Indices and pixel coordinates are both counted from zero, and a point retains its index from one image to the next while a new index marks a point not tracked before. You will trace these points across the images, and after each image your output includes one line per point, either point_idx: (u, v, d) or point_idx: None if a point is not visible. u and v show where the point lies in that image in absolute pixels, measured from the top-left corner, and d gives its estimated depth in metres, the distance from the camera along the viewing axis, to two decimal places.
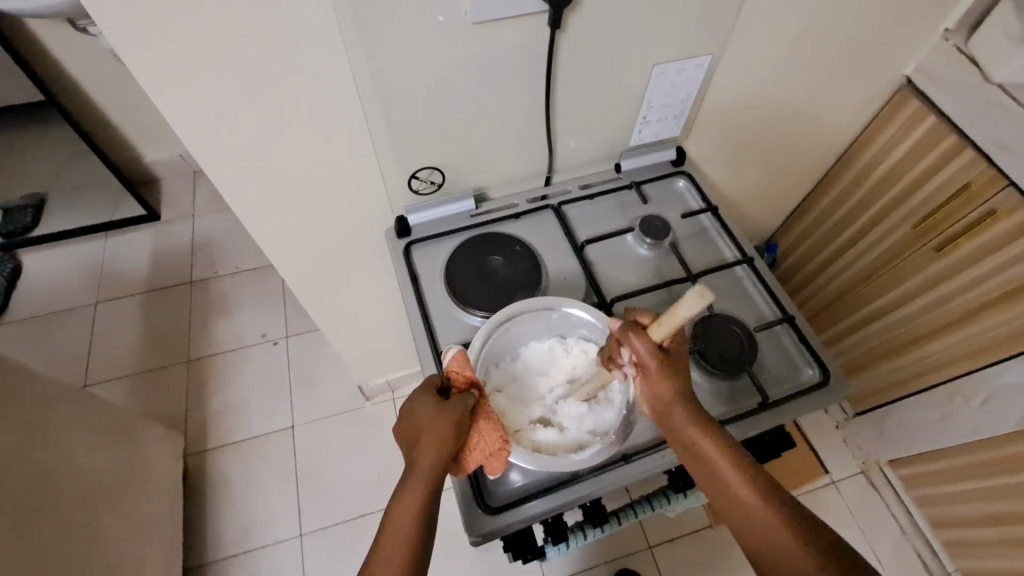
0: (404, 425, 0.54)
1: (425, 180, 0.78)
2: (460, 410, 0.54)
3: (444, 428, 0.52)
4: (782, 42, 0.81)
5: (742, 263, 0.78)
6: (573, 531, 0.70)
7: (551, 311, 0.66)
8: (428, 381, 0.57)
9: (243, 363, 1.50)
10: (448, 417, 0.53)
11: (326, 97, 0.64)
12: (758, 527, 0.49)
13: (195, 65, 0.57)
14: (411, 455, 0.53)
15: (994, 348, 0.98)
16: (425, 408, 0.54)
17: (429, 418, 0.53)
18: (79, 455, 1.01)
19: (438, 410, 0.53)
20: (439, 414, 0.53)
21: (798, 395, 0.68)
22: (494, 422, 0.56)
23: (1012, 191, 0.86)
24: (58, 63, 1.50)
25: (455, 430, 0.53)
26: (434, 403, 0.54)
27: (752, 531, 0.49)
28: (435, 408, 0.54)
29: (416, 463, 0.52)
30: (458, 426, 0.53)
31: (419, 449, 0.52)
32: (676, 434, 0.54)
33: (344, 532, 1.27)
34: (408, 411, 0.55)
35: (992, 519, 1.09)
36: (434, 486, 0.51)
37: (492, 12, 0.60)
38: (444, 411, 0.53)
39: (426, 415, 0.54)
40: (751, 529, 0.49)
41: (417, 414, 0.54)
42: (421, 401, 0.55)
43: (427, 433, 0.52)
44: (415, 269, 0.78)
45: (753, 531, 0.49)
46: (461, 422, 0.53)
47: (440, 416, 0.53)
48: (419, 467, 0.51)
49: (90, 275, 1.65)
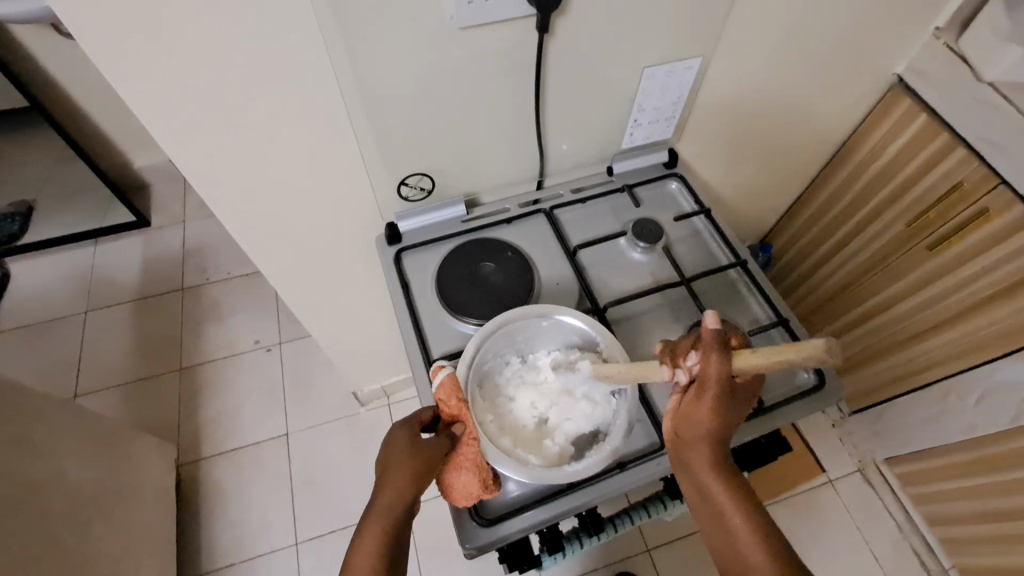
0: (379, 455, 0.55)
1: (413, 186, 0.77)
2: (435, 450, 0.54)
3: (414, 467, 0.52)
4: (773, 42, 0.80)
5: (736, 266, 0.77)
6: (569, 540, 0.70)
7: (542, 318, 0.64)
8: (414, 416, 0.57)
9: (236, 370, 1.48)
10: (420, 455, 0.53)
11: (311, 105, 0.63)
12: (735, 548, 0.48)
13: (175, 73, 0.56)
14: (379, 487, 0.53)
15: (987, 346, 0.98)
16: (400, 445, 0.54)
17: (400, 453, 0.53)
18: (69, 467, 0.99)
19: (412, 449, 0.53)
20: (412, 453, 0.53)
21: (794, 399, 0.67)
22: (469, 467, 0.55)
23: (1004, 189, 0.86)
24: (43, 68, 1.48)
25: (426, 472, 0.53)
26: (409, 441, 0.54)
27: (738, 565, 0.48)
28: (409, 446, 0.54)
29: (381, 497, 0.52)
30: (429, 467, 0.53)
31: (385, 484, 0.52)
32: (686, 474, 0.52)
33: (339, 540, 1.26)
34: (385, 445, 0.55)
35: (988, 516, 1.09)
36: (397, 523, 0.51)
37: (478, 17, 0.59)
38: (418, 448, 0.53)
39: (398, 450, 0.54)
40: (725, 543, 0.49)
41: (391, 447, 0.54)
42: (397, 437, 0.55)
43: (397, 470, 0.52)
44: (407, 277, 0.77)
45: (727, 545, 0.49)
46: (433, 464, 0.53)
47: (412, 453, 0.53)
48: (384, 501, 0.52)
49: (79, 283, 1.63)
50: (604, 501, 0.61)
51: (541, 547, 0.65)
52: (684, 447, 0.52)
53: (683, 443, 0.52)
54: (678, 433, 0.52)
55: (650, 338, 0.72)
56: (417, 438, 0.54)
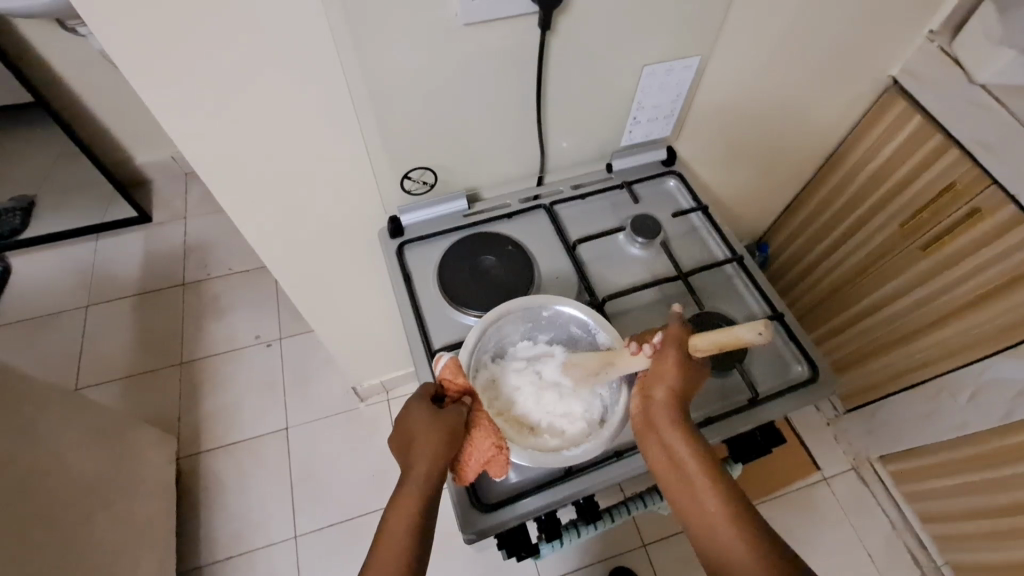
0: (399, 434, 0.55)
1: (416, 180, 0.78)
2: (453, 421, 0.54)
3: (436, 438, 0.53)
4: (771, 42, 0.82)
5: (732, 262, 0.79)
6: (567, 529, 0.71)
7: (543, 308, 0.66)
8: (422, 391, 0.57)
9: (236, 365, 1.49)
10: (442, 427, 0.53)
11: (317, 99, 0.65)
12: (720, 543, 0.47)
13: (185, 64, 0.57)
14: (405, 464, 0.53)
15: (979, 344, 1.00)
16: (419, 419, 0.54)
17: (423, 429, 0.53)
18: (71, 457, 1.00)
19: (431, 421, 0.54)
20: (432, 424, 0.53)
21: (787, 391, 0.69)
22: (486, 431, 0.55)
23: (996, 189, 0.88)
24: (48, 64, 1.49)
25: (449, 441, 0.53)
26: (428, 412, 0.54)
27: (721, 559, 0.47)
28: (428, 418, 0.54)
29: (411, 474, 0.52)
30: (450, 435, 0.53)
31: (413, 461, 0.52)
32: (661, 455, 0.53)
33: (338, 533, 1.27)
34: (402, 422, 0.55)
35: (979, 512, 1.11)
36: (429, 497, 0.52)
37: (482, 14, 0.60)
38: (437, 421, 0.54)
39: (419, 426, 0.54)
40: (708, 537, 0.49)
41: (411, 424, 0.54)
42: (414, 412, 0.55)
43: (422, 443, 0.53)
44: (409, 269, 0.78)
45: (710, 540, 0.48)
46: (454, 432, 0.54)
47: (434, 427, 0.53)
48: (413, 476, 0.52)
49: (81, 277, 1.63)
50: (601, 489, 0.63)
51: (539, 534, 0.66)
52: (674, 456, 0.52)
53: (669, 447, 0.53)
54: (661, 431, 0.53)
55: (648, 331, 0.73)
56: (434, 409, 0.55)
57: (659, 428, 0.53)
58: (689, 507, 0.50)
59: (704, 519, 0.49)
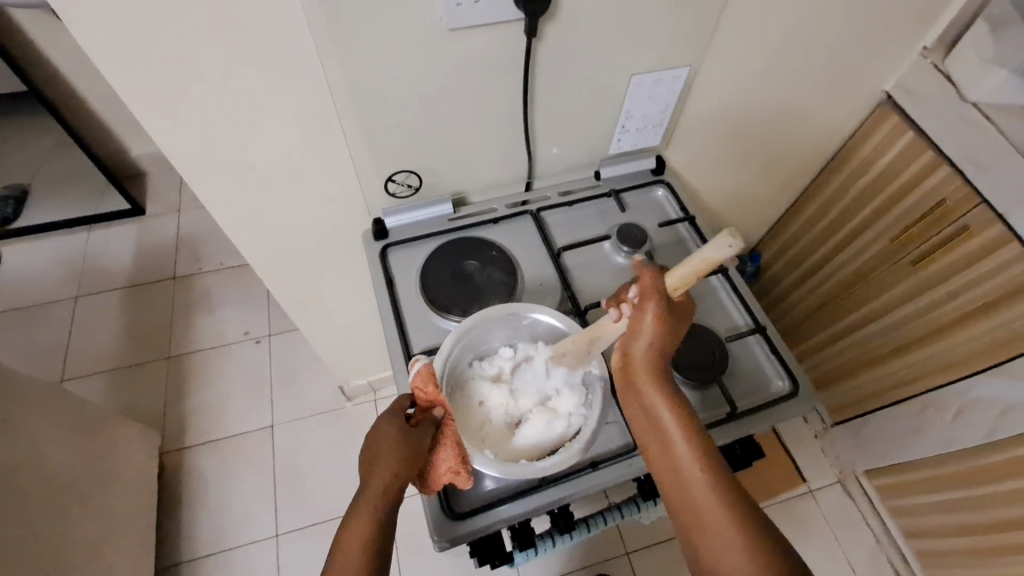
0: (364, 443, 0.55)
1: (401, 183, 0.78)
2: (420, 436, 0.55)
3: (405, 449, 0.54)
4: (762, 54, 0.81)
5: (717, 273, 0.78)
6: (541, 538, 0.70)
7: (522, 316, 0.66)
8: (395, 404, 0.58)
9: (224, 360, 1.49)
10: (410, 440, 0.54)
11: (301, 100, 0.64)
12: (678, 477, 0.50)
13: (165, 63, 0.57)
14: (367, 474, 0.53)
15: (964, 363, 1.00)
16: (388, 430, 0.55)
17: (389, 442, 0.54)
18: (51, 451, 0.99)
19: (400, 434, 0.55)
20: (401, 437, 0.55)
21: (767, 405, 0.68)
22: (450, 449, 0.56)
23: (984, 208, 0.88)
24: (43, 54, 1.49)
25: (416, 454, 0.54)
26: (398, 425, 0.55)
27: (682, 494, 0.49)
28: (397, 431, 0.55)
29: (372, 483, 0.52)
30: (418, 449, 0.54)
31: (376, 470, 0.53)
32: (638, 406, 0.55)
33: (320, 533, 1.26)
34: (371, 431, 0.56)
35: (962, 529, 1.11)
36: (389, 507, 0.52)
37: (467, 19, 0.60)
38: (406, 435, 0.55)
39: (387, 439, 0.54)
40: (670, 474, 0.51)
41: (379, 433, 0.55)
42: (384, 423, 0.56)
43: (390, 451, 0.54)
44: (391, 272, 0.77)
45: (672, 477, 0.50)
46: (421, 446, 0.55)
47: (401, 441, 0.54)
48: (374, 486, 0.52)
49: (71, 268, 1.63)
50: (577, 499, 0.62)
51: (512, 543, 0.65)
52: (653, 413, 0.53)
53: (650, 403, 0.54)
54: (642, 384, 0.55)
55: None
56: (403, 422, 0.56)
57: (641, 387, 0.55)
58: (658, 449, 0.52)
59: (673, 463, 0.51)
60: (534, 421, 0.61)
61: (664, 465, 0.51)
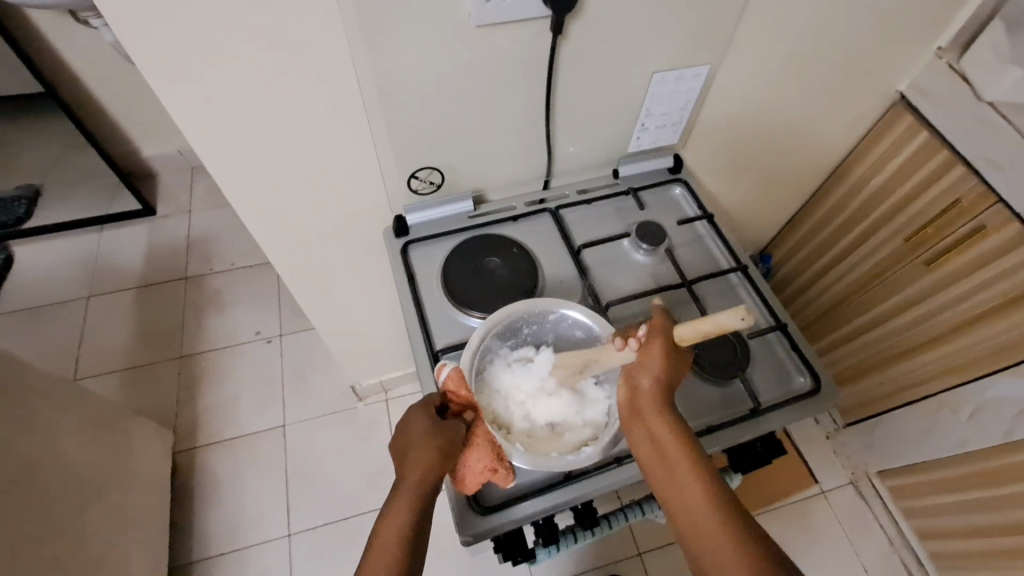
0: (397, 440, 0.55)
1: (424, 180, 0.78)
2: (454, 433, 0.55)
3: (438, 448, 0.53)
4: (781, 54, 0.82)
5: (737, 271, 0.79)
6: (564, 534, 0.70)
7: (549, 312, 0.66)
8: (426, 400, 0.58)
9: (236, 360, 1.49)
10: (442, 435, 0.54)
11: (327, 97, 0.65)
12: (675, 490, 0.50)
13: (199, 59, 0.57)
14: (401, 470, 0.53)
15: (980, 362, 1.00)
16: (421, 428, 0.54)
17: (421, 437, 0.54)
18: (67, 448, 1.00)
19: (434, 431, 0.54)
20: (434, 435, 0.54)
21: (789, 401, 0.68)
22: (482, 449, 0.56)
23: (1002, 207, 0.88)
24: (59, 56, 1.50)
25: (450, 453, 0.54)
26: (431, 422, 0.55)
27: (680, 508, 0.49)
28: (431, 428, 0.54)
29: (406, 480, 0.52)
30: (451, 448, 0.54)
31: (409, 466, 0.52)
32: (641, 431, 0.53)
33: (331, 533, 1.26)
34: (404, 427, 0.55)
35: (978, 531, 1.10)
36: (423, 504, 0.52)
37: (493, 16, 0.60)
38: (439, 433, 0.54)
39: (419, 434, 0.54)
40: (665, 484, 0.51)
41: (412, 431, 0.55)
42: (417, 419, 0.55)
43: (423, 451, 0.53)
44: (412, 269, 0.78)
45: (668, 487, 0.50)
46: (454, 445, 0.54)
47: (434, 435, 0.54)
48: (409, 481, 0.52)
49: (83, 268, 1.64)
50: (601, 494, 0.62)
51: (535, 539, 0.65)
52: (660, 445, 0.52)
53: (654, 439, 0.52)
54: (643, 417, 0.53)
55: None
56: (436, 419, 0.55)
57: (644, 414, 0.53)
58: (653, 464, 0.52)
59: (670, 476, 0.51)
60: (573, 429, 0.62)
61: (660, 479, 0.51)
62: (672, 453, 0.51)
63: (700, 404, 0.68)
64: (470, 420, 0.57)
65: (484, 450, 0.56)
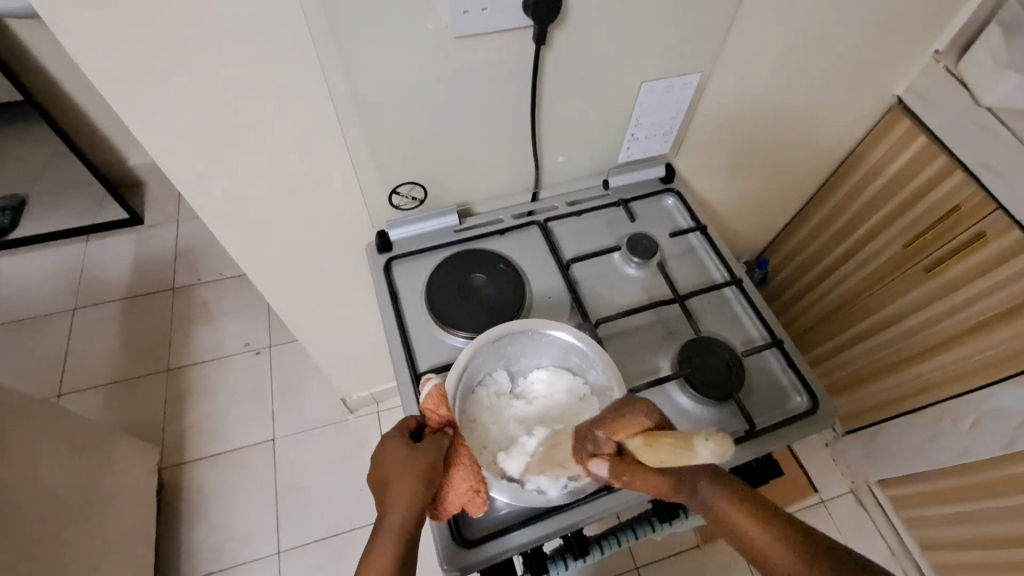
0: (376, 470, 0.52)
1: (405, 195, 0.76)
2: (431, 456, 0.51)
3: (415, 476, 0.50)
4: (774, 59, 0.80)
5: (731, 285, 0.76)
6: (554, 561, 0.68)
7: (540, 333, 0.63)
8: (402, 423, 0.54)
9: (224, 372, 1.46)
10: (420, 461, 0.50)
11: (301, 111, 0.62)
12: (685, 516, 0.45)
13: (162, 76, 0.55)
14: (381, 504, 0.50)
15: (981, 372, 0.98)
16: (396, 455, 0.51)
17: (398, 465, 0.50)
18: (47, 470, 0.97)
19: (409, 457, 0.51)
20: (409, 463, 0.50)
21: (786, 422, 0.66)
22: (465, 469, 0.52)
23: (1002, 214, 0.85)
24: (40, 64, 1.47)
25: (428, 478, 0.50)
26: (406, 447, 0.51)
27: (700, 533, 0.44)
28: (406, 454, 0.51)
29: (388, 514, 0.49)
30: (429, 473, 0.50)
31: (388, 501, 0.49)
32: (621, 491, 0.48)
33: (321, 549, 1.24)
34: (379, 456, 0.52)
35: (980, 542, 1.08)
36: (406, 540, 0.48)
37: (471, 26, 0.58)
38: (415, 457, 0.51)
39: (395, 462, 0.51)
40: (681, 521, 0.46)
41: (388, 459, 0.51)
42: (392, 446, 0.52)
43: (401, 480, 0.50)
44: (396, 286, 0.75)
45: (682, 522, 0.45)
46: (433, 469, 0.50)
47: (412, 462, 0.50)
48: (391, 515, 0.49)
49: (69, 280, 1.61)
50: (593, 522, 0.60)
51: (524, 568, 0.63)
52: (645, 493, 0.46)
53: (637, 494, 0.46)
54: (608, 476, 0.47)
55: (641, 357, 0.71)
56: (412, 444, 0.52)
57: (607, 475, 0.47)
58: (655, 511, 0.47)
59: (671, 513, 0.46)
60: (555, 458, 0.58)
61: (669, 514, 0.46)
62: (665, 498, 0.45)
63: (693, 426, 0.66)
64: (450, 438, 0.53)
65: (465, 469, 0.52)
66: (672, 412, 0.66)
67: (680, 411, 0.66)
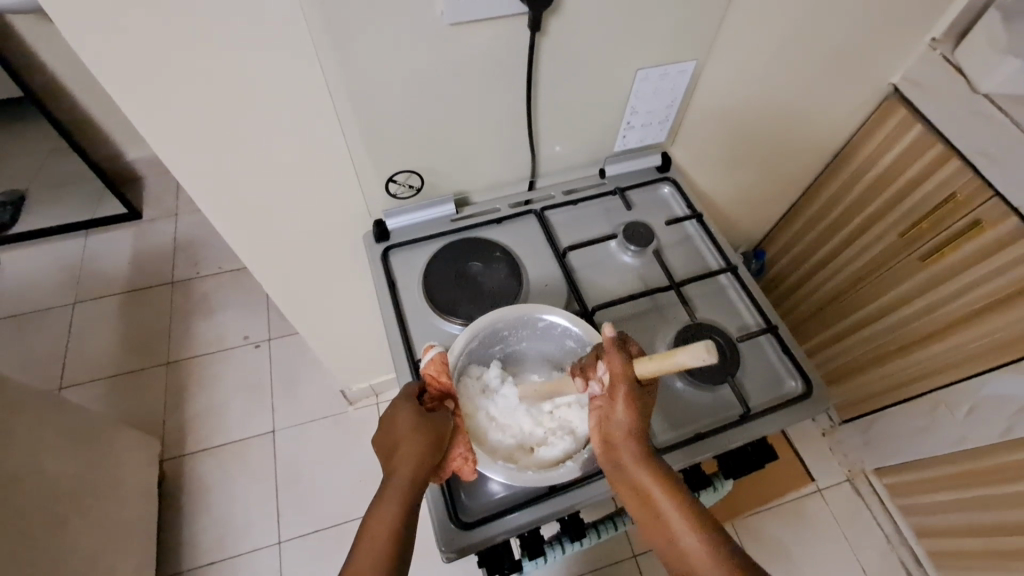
0: (386, 434, 0.53)
1: (402, 183, 0.76)
2: (439, 425, 0.53)
3: (423, 442, 0.51)
4: (770, 47, 0.79)
5: (726, 272, 0.77)
6: (551, 544, 0.68)
7: (536, 319, 0.63)
8: (409, 390, 0.56)
9: (224, 365, 1.47)
10: (428, 428, 0.52)
11: (297, 100, 0.63)
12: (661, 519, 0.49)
13: (156, 64, 0.55)
14: (388, 468, 0.51)
15: (976, 359, 0.98)
16: (406, 421, 0.53)
17: (407, 429, 0.52)
18: (49, 461, 0.98)
19: (417, 423, 0.52)
20: (418, 429, 0.52)
21: (780, 406, 0.67)
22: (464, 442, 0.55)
23: (998, 202, 0.86)
24: (37, 59, 1.47)
25: (435, 445, 0.52)
26: (415, 414, 0.53)
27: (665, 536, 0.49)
28: (415, 421, 0.52)
29: (395, 476, 0.50)
30: (435, 440, 0.52)
31: (396, 464, 0.50)
32: (616, 472, 0.52)
33: (322, 539, 1.25)
34: (389, 420, 0.54)
35: (976, 529, 1.08)
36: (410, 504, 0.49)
37: (466, 13, 0.58)
38: (424, 425, 0.52)
39: (405, 427, 0.52)
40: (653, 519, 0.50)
41: (398, 424, 0.53)
42: (401, 411, 0.54)
43: (410, 444, 0.51)
44: (393, 275, 0.76)
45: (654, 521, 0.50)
46: (440, 437, 0.52)
47: (418, 428, 0.52)
48: (397, 478, 0.50)
49: (68, 274, 1.61)
50: (590, 504, 0.61)
51: (521, 551, 0.64)
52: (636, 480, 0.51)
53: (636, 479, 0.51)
54: (629, 469, 0.51)
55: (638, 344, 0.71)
56: (421, 411, 0.53)
57: (621, 456, 0.52)
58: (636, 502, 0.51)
59: (650, 509, 0.50)
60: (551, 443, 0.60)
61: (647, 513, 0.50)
62: (655, 493, 0.50)
63: (689, 410, 0.66)
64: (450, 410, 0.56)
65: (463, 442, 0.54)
66: (668, 398, 0.67)
67: (675, 396, 0.67)
